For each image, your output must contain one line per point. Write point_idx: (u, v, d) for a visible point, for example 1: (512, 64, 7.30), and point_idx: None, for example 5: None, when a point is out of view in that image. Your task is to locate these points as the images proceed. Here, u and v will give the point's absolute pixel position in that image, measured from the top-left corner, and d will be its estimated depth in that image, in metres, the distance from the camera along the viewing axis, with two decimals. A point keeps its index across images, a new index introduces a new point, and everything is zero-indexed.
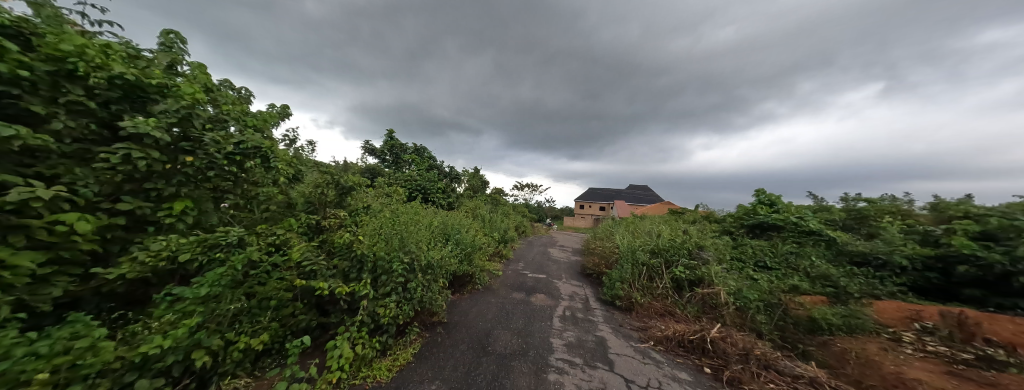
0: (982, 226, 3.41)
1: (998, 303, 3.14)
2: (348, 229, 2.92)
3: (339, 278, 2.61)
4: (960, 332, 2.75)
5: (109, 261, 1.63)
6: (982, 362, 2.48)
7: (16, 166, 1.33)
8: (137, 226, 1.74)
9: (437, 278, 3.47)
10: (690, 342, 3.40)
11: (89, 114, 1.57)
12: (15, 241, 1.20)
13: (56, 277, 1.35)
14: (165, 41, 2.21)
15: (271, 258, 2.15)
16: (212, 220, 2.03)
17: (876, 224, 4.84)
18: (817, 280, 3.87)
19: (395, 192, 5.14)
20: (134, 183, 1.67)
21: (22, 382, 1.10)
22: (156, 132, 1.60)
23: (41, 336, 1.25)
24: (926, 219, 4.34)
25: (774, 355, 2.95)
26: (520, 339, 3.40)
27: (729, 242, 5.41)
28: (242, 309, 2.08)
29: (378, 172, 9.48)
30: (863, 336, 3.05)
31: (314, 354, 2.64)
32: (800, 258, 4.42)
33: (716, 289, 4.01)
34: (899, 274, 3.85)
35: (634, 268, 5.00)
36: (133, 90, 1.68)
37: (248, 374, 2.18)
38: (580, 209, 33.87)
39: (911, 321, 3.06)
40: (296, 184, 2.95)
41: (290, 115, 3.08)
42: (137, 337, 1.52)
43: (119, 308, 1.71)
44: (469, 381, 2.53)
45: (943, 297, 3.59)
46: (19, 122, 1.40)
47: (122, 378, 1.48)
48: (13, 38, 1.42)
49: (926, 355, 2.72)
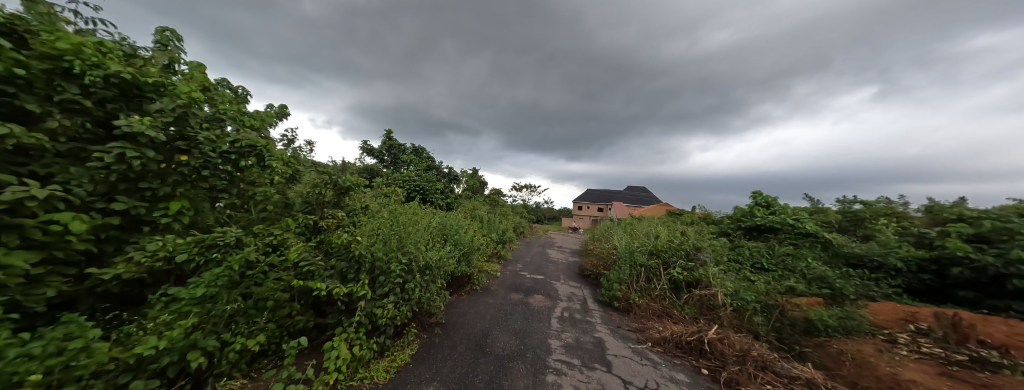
0: (975, 229, 3.45)
1: (990, 305, 3.18)
2: (346, 229, 2.91)
3: (337, 278, 2.60)
4: (955, 333, 2.75)
5: (104, 261, 1.61)
6: (977, 364, 2.50)
7: (10, 164, 1.32)
8: (132, 226, 1.73)
9: (436, 279, 3.46)
10: (688, 344, 3.42)
11: (84, 113, 1.55)
12: (8, 241, 1.19)
13: (50, 277, 1.33)
14: (161, 39, 2.20)
15: (269, 259, 2.14)
16: (208, 220, 2.02)
17: (872, 226, 4.88)
18: (813, 282, 3.89)
19: (394, 192, 5.14)
20: (129, 183, 1.66)
21: (15, 383, 1.09)
22: (152, 132, 1.59)
23: (34, 337, 1.23)
24: (920, 221, 4.38)
25: (770, 357, 2.97)
26: (518, 340, 3.40)
27: (726, 243, 5.45)
28: (239, 310, 2.07)
29: (376, 172, 9.45)
30: (859, 338, 3.07)
31: (311, 355, 2.63)
32: (796, 260, 4.45)
33: (714, 291, 4.02)
34: (894, 276, 3.88)
35: (632, 269, 5.01)
36: (129, 88, 1.67)
37: (244, 376, 2.16)
38: (579, 210, 33.89)
39: (906, 322, 3.09)
40: (294, 184, 2.93)
41: (288, 115, 3.07)
42: (132, 339, 1.51)
43: (113, 309, 1.70)
44: (466, 382, 2.52)
45: (936, 298, 3.63)
46: (13, 120, 1.39)
47: (117, 379, 1.46)
48: (8, 36, 1.40)
49: (921, 356, 2.74)
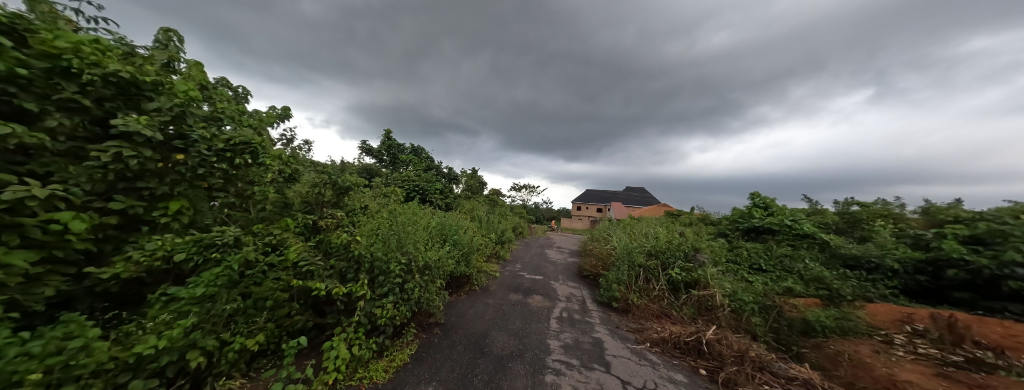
0: (970, 231, 3.48)
1: (986, 306, 3.20)
2: (345, 229, 2.91)
3: (337, 278, 2.60)
4: (950, 335, 2.77)
5: (103, 261, 1.61)
6: (972, 365, 2.52)
7: (9, 163, 1.31)
8: (131, 225, 1.72)
9: (435, 279, 3.47)
10: (686, 344, 3.43)
11: (83, 112, 1.55)
12: (7, 240, 1.18)
13: (48, 277, 1.33)
14: (162, 38, 2.20)
15: (268, 258, 2.14)
16: (206, 219, 2.02)
17: (870, 227, 4.91)
18: (811, 283, 3.91)
19: (393, 192, 5.15)
20: (127, 182, 1.66)
21: (14, 382, 1.08)
22: (149, 131, 1.58)
23: (33, 336, 1.23)
24: (917, 222, 4.41)
25: (768, 357, 2.99)
26: (518, 340, 3.41)
27: (725, 244, 5.47)
28: (238, 310, 2.07)
29: (375, 172, 9.45)
30: (855, 339, 3.09)
31: (311, 355, 2.64)
32: (794, 261, 4.48)
33: (712, 291, 4.03)
34: (891, 277, 3.90)
35: (631, 269, 5.03)
36: (127, 87, 1.67)
37: (243, 376, 2.17)
38: (578, 210, 33.91)
39: (903, 323, 3.12)
40: (293, 183, 2.93)
41: (288, 115, 3.07)
42: (131, 338, 1.51)
43: (112, 308, 1.70)
44: (466, 382, 2.52)
45: (933, 299, 3.66)
46: (11, 119, 1.38)
47: (117, 378, 1.46)
48: (7, 34, 1.40)
49: (917, 357, 2.76)
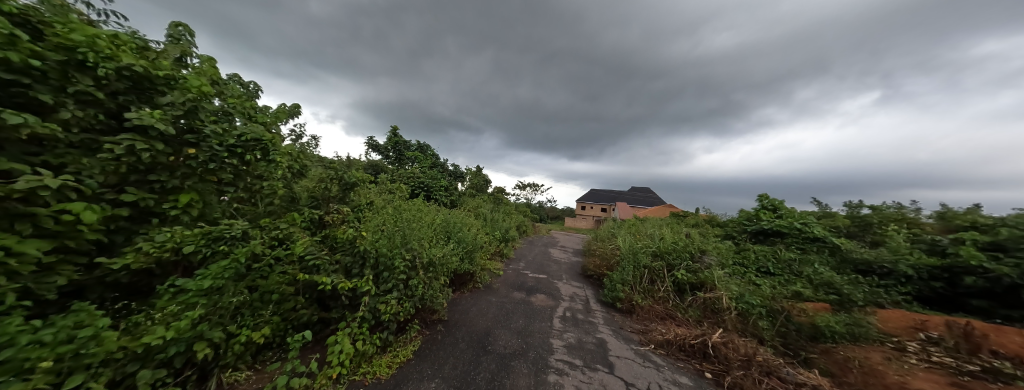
0: (991, 237, 3.35)
1: (1005, 315, 3.10)
2: (351, 224, 2.94)
3: (341, 273, 2.62)
4: (966, 343, 2.69)
5: (115, 251, 1.64)
6: (989, 374, 2.43)
7: (24, 154, 1.33)
8: (141, 217, 1.73)
9: (439, 276, 3.48)
10: (691, 347, 3.38)
11: (97, 105, 1.57)
12: (20, 229, 1.20)
13: (61, 266, 1.35)
14: (173, 33, 2.21)
15: (274, 252, 2.14)
16: (216, 212, 2.04)
17: (882, 232, 4.79)
18: (820, 287, 3.83)
19: (399, 189, 5.17)
20: (139, 175, 1.67)
21: (26, 370, 1.11)
22: (161, 124, 1.59)
23: (45, 324, 1.24)
24: (933, 227, 4.29)
25: (775, 362, 2.92)
26: (520, 339, 3.40)
27: (731, 246, 5.39)
28: (245, 302, 2.09)
29: (381, 168, 9.54)
30: (866, 345, 3.01)
31: (315, 348, 2.69)
32: (802, 264, 4.41)
33: (718, 294, 3.94)
34: (904, 283, 3.79)
35: (636, 270, 5.00)
36: (141, 81, 1.69)
37: (249, 367, 2.23)
38: (581, 211, 33.91)
39: (916, 330, 3.03)
40: (301, 179, 2.98)
41: (296, 110, 3.09)
42: (140, 328, 1.52)
43: (123, 298, 1.71)
44: (468, 379, 2.52)
45: (948, 306, 3.53)
46: (27, 111, 1.40)
47: (127, 367, 1.49)
48: (21, 26, 1.39)
49: (931, 365, 2.66)
